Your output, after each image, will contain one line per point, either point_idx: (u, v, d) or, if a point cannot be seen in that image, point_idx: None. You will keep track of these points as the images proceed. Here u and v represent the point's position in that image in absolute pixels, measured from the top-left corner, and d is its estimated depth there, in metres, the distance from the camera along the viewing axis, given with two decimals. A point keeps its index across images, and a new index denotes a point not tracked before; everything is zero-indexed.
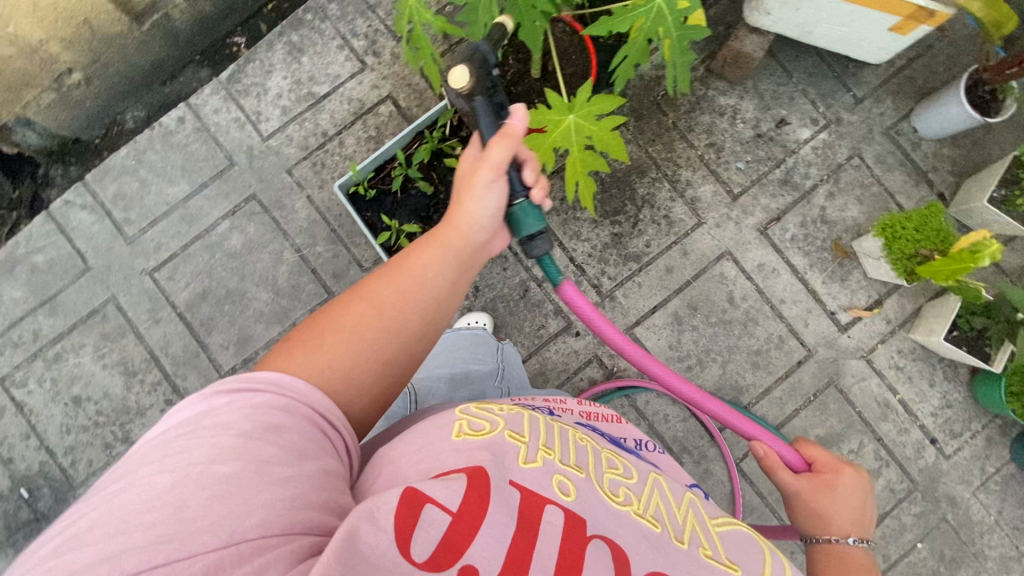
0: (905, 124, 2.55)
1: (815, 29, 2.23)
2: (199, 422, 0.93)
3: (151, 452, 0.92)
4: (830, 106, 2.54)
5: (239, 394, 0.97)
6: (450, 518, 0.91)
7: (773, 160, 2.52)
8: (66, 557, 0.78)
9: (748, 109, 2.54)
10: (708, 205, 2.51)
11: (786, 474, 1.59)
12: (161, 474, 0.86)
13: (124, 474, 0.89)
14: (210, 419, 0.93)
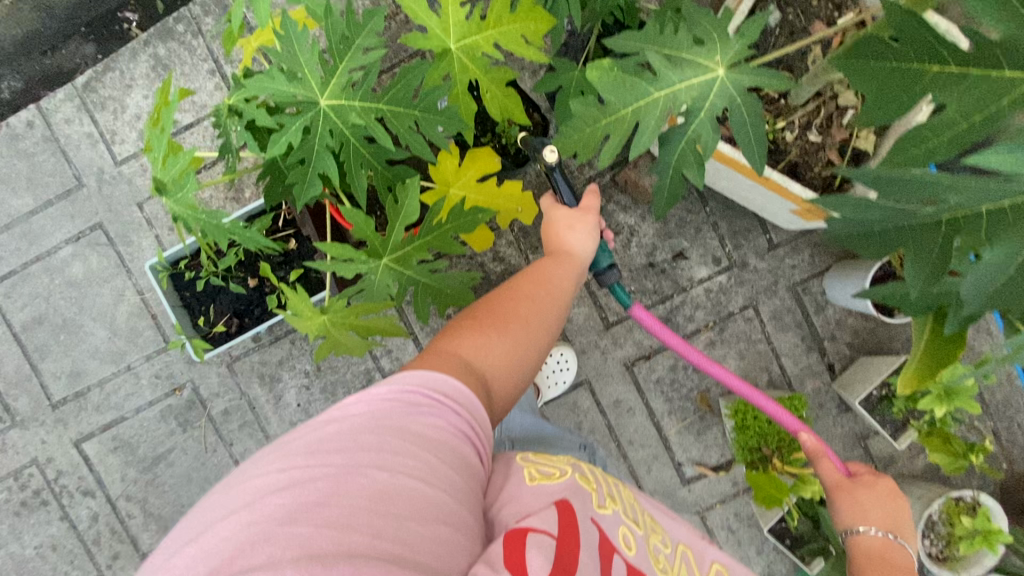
0: (816, 282, 2.29)
1: (719, 184, 1.94)
2: (398, 418, 1.14)
3: (355, 432, 1.09)
4: (738, 247, 2.27)
5: (434, 406, 1.20)
6: (551, 545, 1.08)
7: (659, 294, 2.30)
8: (281, 540, 0.90)
9: (647, 233, 2.28)
10: (579, 328, 2.33)
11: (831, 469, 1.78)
12: (381, 471, 1.04)
13: (339, 454, 1.05)
14: (409, 424, 1.14)
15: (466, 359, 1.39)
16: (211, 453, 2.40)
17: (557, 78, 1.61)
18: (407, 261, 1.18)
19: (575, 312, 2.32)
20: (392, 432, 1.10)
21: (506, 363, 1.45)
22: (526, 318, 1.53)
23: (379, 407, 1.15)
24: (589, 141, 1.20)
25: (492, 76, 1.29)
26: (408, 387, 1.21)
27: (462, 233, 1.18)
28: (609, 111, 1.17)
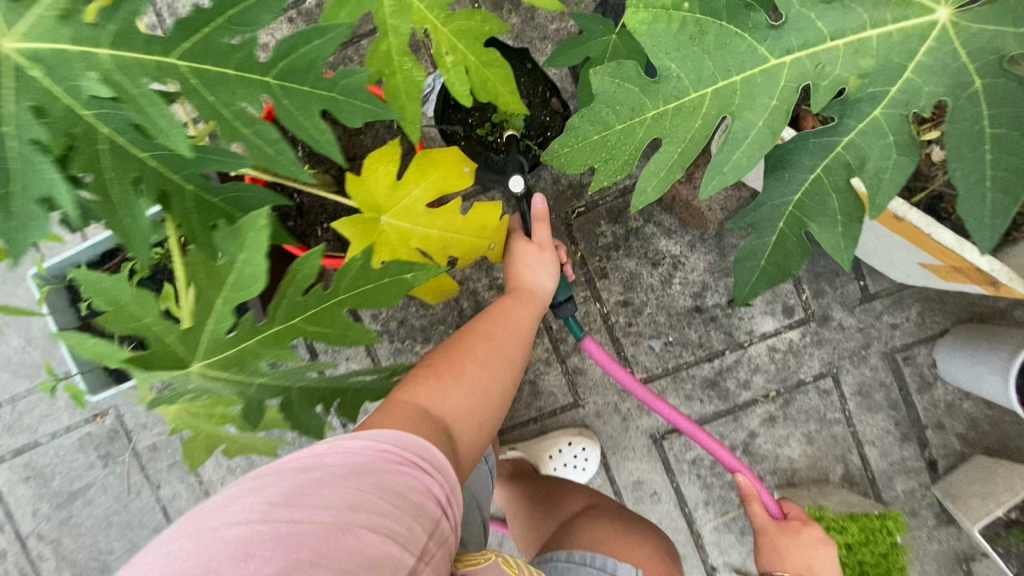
0: (921, 349, 1.70)
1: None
2: (373, 471, 0.82)
3: (317, 487, 0.78)
4: (818, 294, 1.69)
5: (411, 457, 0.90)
6: None
7: (705, 349, 1.73)
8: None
9: (696, 268, 1.70)
10: (594, 384, 1.78)
11: (759, 511, 1.53)
12: (371, 532, 0.75)
13: (306, 510, 0.74)
14: (388, 479, 0.82)
15: (430, 407, 0.99)
16: (134, 494, 1.97)
17: (585, 43, 1.06)
18: (264, 350, 0.82)
19: (591, 365, 1.78)
20: (371, 486, 0.80)
21: (471, 412, 1.05)
22: (492, 357, 1.13)
23: (345, 464, 0.82)
24: (636, 142, 0.81)
25: (456, 24, 0.78)
26: (372, 442, 0.86)
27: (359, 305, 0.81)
28: (663, 100, 0.80)
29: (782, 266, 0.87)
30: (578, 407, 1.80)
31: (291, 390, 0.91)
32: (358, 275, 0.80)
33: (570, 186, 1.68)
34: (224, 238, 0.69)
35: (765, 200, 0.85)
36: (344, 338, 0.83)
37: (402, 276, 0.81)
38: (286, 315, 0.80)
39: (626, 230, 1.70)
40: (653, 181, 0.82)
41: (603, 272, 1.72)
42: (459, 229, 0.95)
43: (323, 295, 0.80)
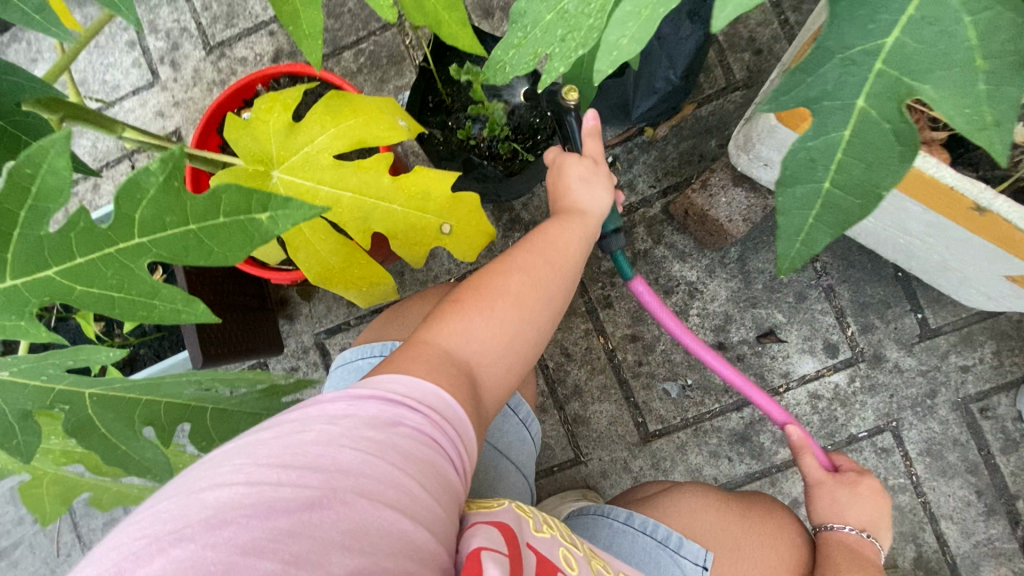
0: (1001, 398, 1.38)
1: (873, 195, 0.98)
2: (376, 425, 0.61)
3: (304, 443, 0.57)
4: (866, 330, 1.41)
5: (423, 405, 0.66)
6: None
7: (732, 394, 1.44)
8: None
9: (717, 297, 1.45)
10: (600, 437, 1.49)
11: (812, 463, 1.17)
12: (361, 499, 0.55)
13: (288, 469, 0.54)
14: (392, 435, 0.61)
15: (456, 348, 0.77)
16: (61, 560, 1.65)
17: None
18: (1, 320, 0.53)
19: (595, 413, 1.49)
20: (370, 443, 0.59)
21: (505, 352, 0.82)
22: (534, 299, 0.85)
23: (333, 420, 0.60)
24: (602, 3, 0.44)
25: None
26: (366, 397, 0.64)
27: (169, 260, 0.51)
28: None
29: (860, 182, 0.45)
30: (580, 465, 1.49)
31: (80, 399, 0.59)
32: (165, 206, 0.49)
33: None
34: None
35: (828, 51, 0.45)
36: (139, 307, 0.52)
37: (249, 216, 0.49)
38: (25, 265, 0.51)
39: (633, 252, 1.46)
40: (630, 32, 0.41)
41: (607, 300, 1.47)
42: (387, 193, 0.73)
43: (93, 233, 0.50)
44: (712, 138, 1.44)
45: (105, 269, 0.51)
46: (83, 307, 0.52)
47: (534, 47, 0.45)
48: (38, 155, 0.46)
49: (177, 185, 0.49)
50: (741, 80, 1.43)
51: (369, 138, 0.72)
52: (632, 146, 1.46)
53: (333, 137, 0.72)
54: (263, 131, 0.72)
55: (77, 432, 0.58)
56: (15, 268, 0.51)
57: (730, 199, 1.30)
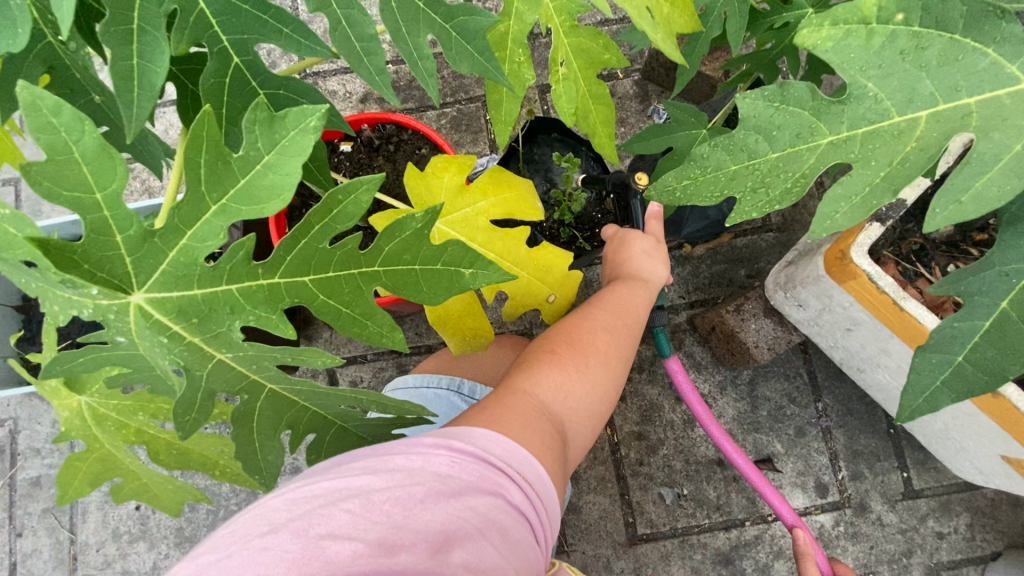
0: (971, 570, 1.44)
1: (892, 355, 1.09)
2: (477, 495, 0.62)
3: (413, 503, 0.59)
4: (856, 477, 1.48)
5: (519, 475, 0.67)
6: None
7: (722, 513, 1.47)
8: None
9: (723, 412, 1.52)
10: (587, 529, 1.48)
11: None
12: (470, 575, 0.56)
13: (402, 532, 0.56)
14: (495, 509, 0.62)
15: (547, 400, 0.81)
16: None
17: (670, 133, 1.02)
18: (247, 305, 0.52)
19: (588, 503, 1.49)
20: (472, 515, 0.60)
21: (588, 406, 0.87)
22: (610, 351, 0.91)
23: (445, 472, 0.62)
24: (802, 174, 0.51)
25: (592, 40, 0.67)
26: (472, 454, 0.65)
27: (390, 290, 0.52)
28: (850, 123, 0.49)
29: (991, 365, 0.54)
30: (562, 555, 1.47)
31: (258, 392, 0.59)
32: (409, 245, 0.51)
33: None
34: (253, 120, 0.42)
35: (991, 261, 0.55)
36: (357, 325, 0.53)
37: (457, 270, 0.52)
38: (291, 268, 0.50)
39: (654, 353, 1.53)
40: (840, 209, 0.48)
41: (621, 394, 1.52)
42: (520, 260, 0.79)
43: (352, 256, 0.51)
44: (742, 268, 1.57)
45: (346, 287, 0.52)
46: (323, 315, 0.53)
47: (719, 186, 0.54)
48: (353, 187, 0.47)
49: (427, 234, 0.51)
50: (775, 223, 1.57)
51: (519, 213, 0.80)
52: (670, 257, 1.57)
53: (489, 206, 0.79)
54: (433, 185, 0.77)
55: (241, 419, 0.59)
56: (283, 269, 0.50)
57: (760, 327, 1.41)
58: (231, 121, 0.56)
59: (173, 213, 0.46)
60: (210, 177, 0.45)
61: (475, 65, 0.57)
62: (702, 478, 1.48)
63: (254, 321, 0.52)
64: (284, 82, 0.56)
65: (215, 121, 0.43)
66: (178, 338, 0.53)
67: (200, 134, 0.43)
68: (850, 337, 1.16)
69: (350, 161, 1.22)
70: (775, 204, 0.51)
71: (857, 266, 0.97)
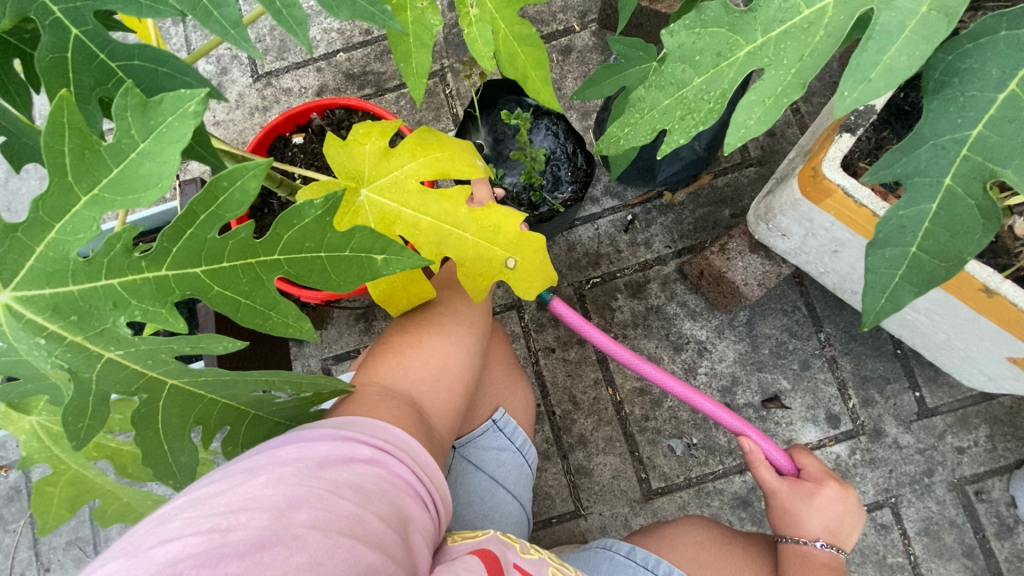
0: (996, 482, 1.41)
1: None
2: (327, 465, 0.58)
3: (252, 488, 0.53)
4: (867, 403, 1.45)
5: (367, 441, 0.64)
6: None
7: (736, 456, 1.46)
8: None
9: (723, 356, 1.49)
10: (601, 491, 1.47)
11: (769, 476, 1.16)
12: (315, 531, 0.51)
13: (238, 514, 0.50)
14: (346, 471, 0.59)
15: (391, 383, 0.82)
16: None
17: (622, 72, 0.98)
18: (131, 300, 0.51)
19: (598, 464, 1.47)
20: (318, 480, 0.56)
21: (437, 374, 0.87)
22: (452, 327, 0.92)
23: (294, 454, 0.58)
24: (723, 91, 0.52)
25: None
26: (319, 432, 0.62)
27: (295, 278, 0.53)
28: (764, 28, 0.50)
29: (944, 249, 0.55)
30: (580, 519, 1.46)
31: (162, 389, 0.57)
32: (310, 232, 0.51)
33: (589, 255, 1.52)
34: (124, 106, 0.44)
35: (923, 137, 0.54)
36: (258, 316, 0.53)
37: (370, 256, 0.53)
38: (179, 259, 0.50)
39: (645, 307, 1.51)
40: (755, 116, 0.50)
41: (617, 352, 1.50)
42: (462, 224, 0.77)
43: (248, 246, 0.51)
44: (726, 208, 1.52)
45: (243, 277, 0.51)
46: (213, 307, 0.52)
47: (651, 123, 0.54)
48: (237, 172, 0.47)
49: (330, 220, 0.52)
50: (755, 157, 1.52)
51: (452, 171, 0.77)
52: (650, 207, 1.53)
53: (420, 168, 0.78)
54: (359, 155, 0.76)
55: (142, 421, 0.57)
56: (171, 260, 0.50)
57: (747, 264, 1.37)
58: (83, 97, 0.56)
59: (37, 204, 0.47)
60: (77, 166, 0.46)
61: (356, 10, 0.52)
62: (709, 423, 1.45)
63: (133, 318, 0.51)
64: (134, 52, 0.55)
65: (76, 107, 0.45)
66: (58, 338, 0.53)
67: (62, 122, 0.45)
68: (838, 259, 1.12)
69: (304, 153, 1.19)
70: (699, 126, 0.52)
71: (831, 182, 0.92)
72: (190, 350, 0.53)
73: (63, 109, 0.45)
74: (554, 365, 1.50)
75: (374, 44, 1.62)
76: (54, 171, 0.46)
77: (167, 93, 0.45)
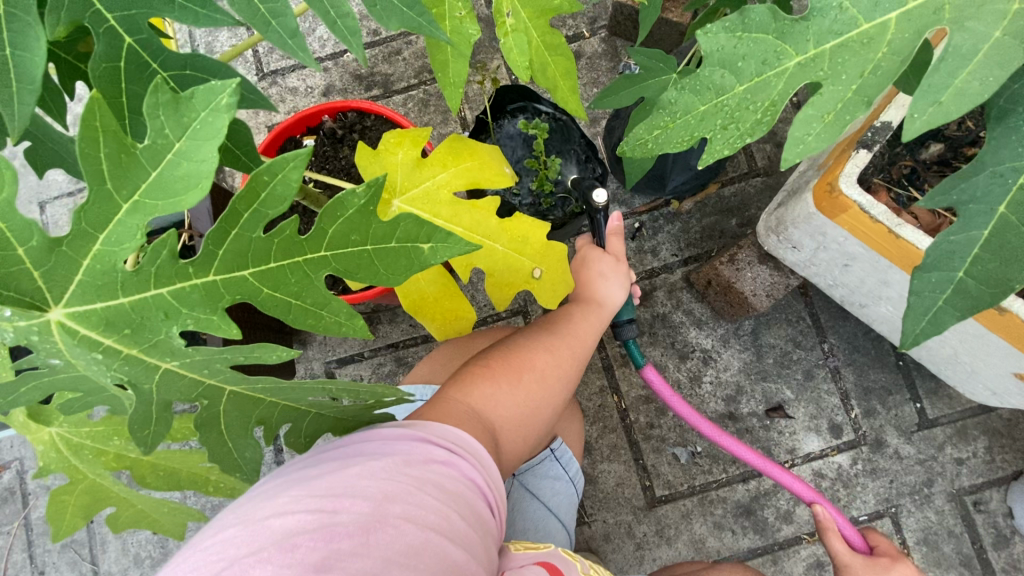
0: (994, 493, 1.43)
1: (892, 287, 1.07)
2: (412, 463, 0.59)
3: (350, 477, 0.55)
4: (869, 413, 1.47)
5: (452, 447, 0.65)
6: None
7: (739, 465, 1.46)
8: None
9: (728, 366, 1.49)
10: (606, 498, 1.47)
11: (840, 548, 1.17)
12: (408, 524, 0.53)
13: (341, 498, 0.53)
14: (432, 470, 0.60)
15: (479, 407, 0.81)
16: None
17: (642, 82, 0.97)
18: (183, 308, 0.51)
19: (604, 472, 1.48)
20: (408, 476, 0.58)
21: (523, 420, 0.86)
22: (547, 369, 0.90)
23: (383, 448, 0.60)
24: (770, 102, 0.52)
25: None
26: (413, 430, 0.64)
27: (343, 274, 0.52)
28: (816, 39, 0.51)
29: (992, 277, 0.55)
30: (584, 526, 1.46)
31: (220, 395, 0.57)
32: (355, 225, 0.50)
33: None
34: (157, 104, 0.43)
35: (984, 163, 0.55)
36: (310, 316, 0.52)
37: (416, 246, 0.52)
38: (226, 263, 0.50)
39: (653, 315, 1.51)
40: (813, 132, 0.49)
41: (624, 359, 1.50)
42: (493, 229, 0.76)
43: (293, 243, 0.50)
44: (733, 218, 1.52)
45: (292, 277, 0.51)
46: (269, 310, 0.51)
47: (690, 129, 0.54)
48: (278, 165, 0.46)
49: (372, 210, 0.50)
50: (762, 167, 1.53)
51: (483, 179, 0.77)
52: (658, 215, 1.53)
53: (451, 177, 0.77)
54: (388, 162, 0.76)
55: (204, 425, 0.57)
56: (217, 264, 0.50)
57: (755, 275, 1.38)
58: (134, 108, 0.54)
59: (80, 216, 0.46)
60: (114, 171, 0.45)
61: (405, 21, 0.51)
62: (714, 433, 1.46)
63: (179, 326, 0.51)
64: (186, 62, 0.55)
65: (107, 107, 0.44)
66: (113, 354, 0.52)
67: (94, 124, 0.43)
68: (849, 273, 1.13)
69: (316, 156, 1.18)
70: (746, 136, 0.51)
71: (847, 199, 0.93)
72: (245, 358, 0.53)
73: (94, 110, 0.43)
74: None
75: (382, 44, 1.60)
76: (92, 178, 0.45)
77: (199, 86, 0.44)
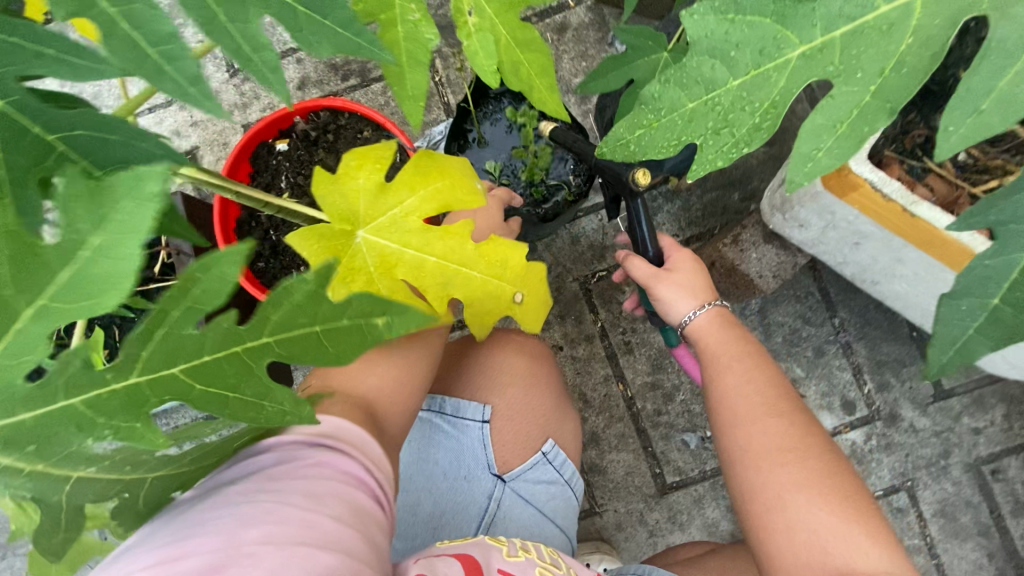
0: (1012, 461, 1.40)
1: (905, 264, 1.01)
2: (275, 479, 0.59)
3: (195, 513, 0.54)
4: (882, 387, 1.43)
5: (322, 452, 0.65)
6: None
7: None
8: None
9: None
10: (615, 488, 1.45)
11: None
12: (268, 545, 0.53)
13: (187, 540, 0.51)
14: (299, 480, 0.60)
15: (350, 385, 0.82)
16: None
17: (628, 63, 0.90)
18: (99, 418, 0.46)
19: (612, 462, 1.45)
20: (269, 494, 0.57)
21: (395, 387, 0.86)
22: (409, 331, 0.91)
23: (243, 474, 0.59)
24: (770, 102, 0.46)
25: None
26: (278, 445, 0.63)
27: (288, 358, 0.47)
28: (823, 26, 0.46)
29: None
30: (595, 516, 1.45)
31: (141, 484, 0.53)
32: (303, 310, 0.45)
33: (593, 247, 1.45)
34: (69, 197, 0.35)
35: None
36: (250, 409, 0.48)
37: (372, 322, 0.46)
38: (152, 363, 0.45)
39: None
40: (823, 144, 0.45)
41: (627, 346, 1.46)
42: (468, 259, 0.73)
43: (233, 333, 0.45)
44: (735, 192, 1.45)
45: (228, 369, 0.46)
46: (199, 408, 0.47)
47: (679, 133, 0.47)
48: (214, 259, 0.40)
49: (323, 291, 0.44)
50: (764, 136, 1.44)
51: (454, 203, 0.72)
52: (656, 194, 1.46)
53: (420, 203, 0.73)
54: (350, 192, 0.71)
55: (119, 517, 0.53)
56: (142, 366, 0.44)
57: (761, 255, 1.37)
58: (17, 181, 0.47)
59: None
60: (18, 274, 0.39)
61: (340, 45, 0.46)
62: None
63: (100, 432, 0.46)
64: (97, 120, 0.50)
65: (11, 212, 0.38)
66: (11, 470, 0.47)
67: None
68: (859, 251, 1.07)
69: (290, 160, 1.11)
70: (742, 146, 0.47)
71: (858, 176, 0.86)
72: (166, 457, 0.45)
73: None
74: (563, 363, 1.46)
75: None
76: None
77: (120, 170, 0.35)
